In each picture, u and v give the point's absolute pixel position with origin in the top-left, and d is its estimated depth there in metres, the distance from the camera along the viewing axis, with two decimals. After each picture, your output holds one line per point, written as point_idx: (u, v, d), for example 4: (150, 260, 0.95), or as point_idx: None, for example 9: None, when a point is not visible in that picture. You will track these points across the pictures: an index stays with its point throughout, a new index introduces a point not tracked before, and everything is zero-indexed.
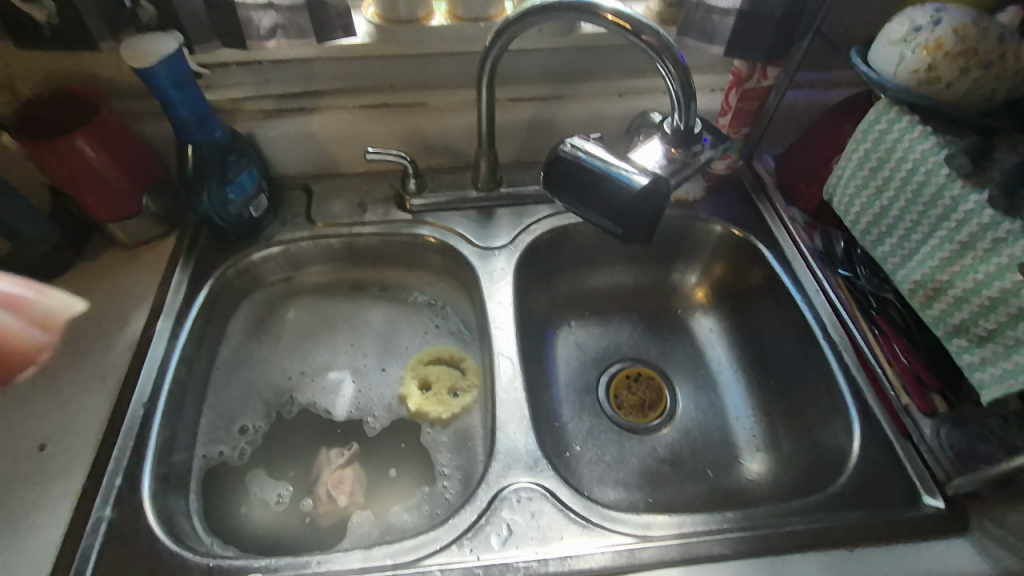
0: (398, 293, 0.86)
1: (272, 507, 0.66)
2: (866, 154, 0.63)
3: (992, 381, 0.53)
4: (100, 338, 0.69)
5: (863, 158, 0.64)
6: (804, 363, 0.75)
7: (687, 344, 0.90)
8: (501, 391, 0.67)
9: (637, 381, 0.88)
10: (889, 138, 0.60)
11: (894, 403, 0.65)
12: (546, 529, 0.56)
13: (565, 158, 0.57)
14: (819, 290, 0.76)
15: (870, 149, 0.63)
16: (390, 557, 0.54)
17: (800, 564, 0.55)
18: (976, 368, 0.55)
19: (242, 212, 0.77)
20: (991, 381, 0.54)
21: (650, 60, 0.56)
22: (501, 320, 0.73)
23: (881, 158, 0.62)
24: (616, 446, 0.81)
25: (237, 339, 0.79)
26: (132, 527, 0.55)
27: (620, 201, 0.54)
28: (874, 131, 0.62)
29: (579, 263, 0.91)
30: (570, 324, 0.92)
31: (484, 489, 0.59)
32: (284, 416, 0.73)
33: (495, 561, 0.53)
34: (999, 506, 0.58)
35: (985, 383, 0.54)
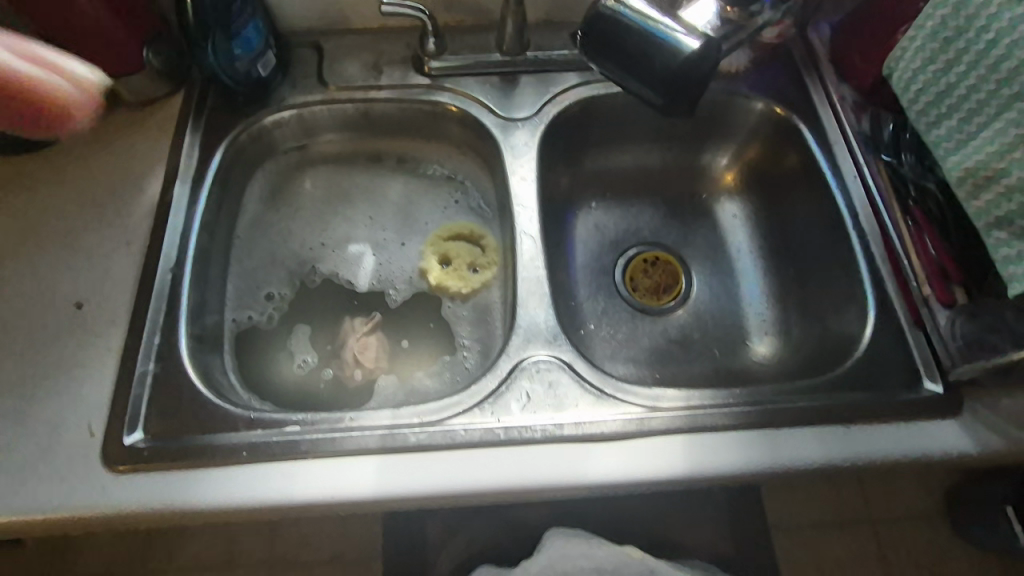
0: (416, 166, 0.83)
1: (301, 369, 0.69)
2: (943, 22, 0.56)
3: None
4: (120, 201, 0.69)
5: (938, 26, 0.57)
6: (829, 253, 0.74)
7: (710, 229, 0.89)
8: (523, 268, 0.67)
9: (656, 265, 0.88)
10: (974, 3, 0.53)
11: (913, 295, 0.65)
12: (562, 398, 0.59)
13: (603, 15, 0.51)
14: (858, 179, 0.72)
15: (948, 15, 0.56)
16: (417, 416, 0.58)
17: (798, 436, 0.59)
18: (1010, 262, 0.54)
19: (249, 70, 0.72)
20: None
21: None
22: (523, 197, 0.71)
23: (959, 27, 0.55)
24: (629, 325, 0.84)
25: (255, 208, 0.78)
26: (177, 379, 0.59)
27: (665, 67, 0.49)
28: None
29: (604, 140, 0.86)
30: (592, 205, 0.89)
31: (505, 359, 0.61)
32: (308, 285, 0.74)
33: (514, 423, 0.57)
34: (996, 393, 0.61)
35: (1017, 277, 0.53)
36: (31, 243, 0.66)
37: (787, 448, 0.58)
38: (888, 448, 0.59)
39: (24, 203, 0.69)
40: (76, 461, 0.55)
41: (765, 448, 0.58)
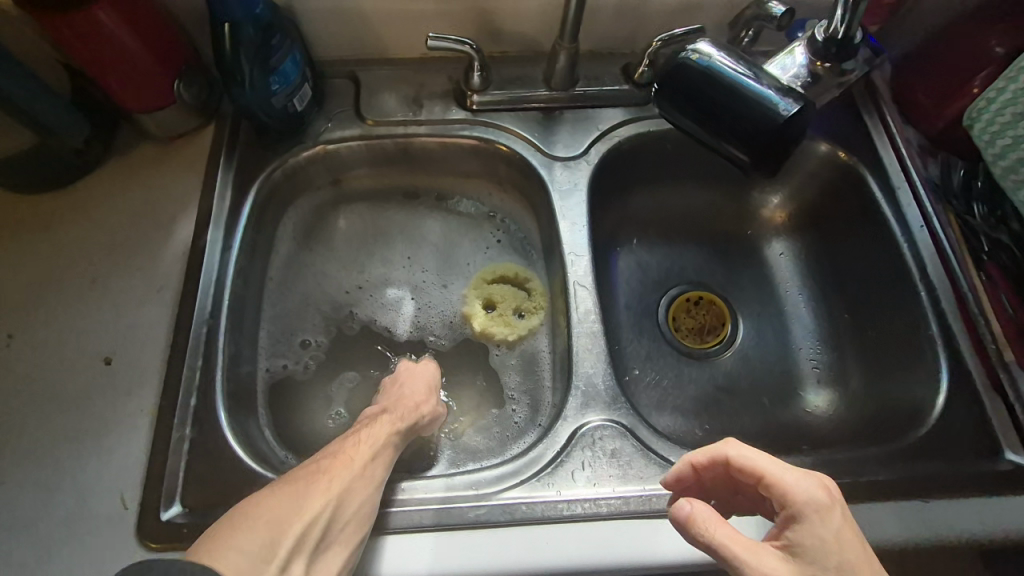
0: (456, 204, 0.79)
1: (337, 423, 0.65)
2: None
3: None
4: (150, 246, 0.65)
5: None
6: (892, 304, 0.71)
7: (757, 270, 0.85)
8: (577, 322, 0.63)
9: (701, 304, 0.85)
10: None
11: (991, 357, 0.62)
12: (626, 468, 0.56)
13: (690, 71, 0.48)
14: (924, 228, 0.69)
15: None
16: (473, 487, 0.54)
17: (874, 511, 0.55)
18: None
19: (286, 105, 0.68)
20: None
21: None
22: (574, 244, 0.68)
23: None
24: (674, 371, 0.80)
25: (288, 248, 0.74)
26: (215, 445, 0.56)
27: (756, 128, 0.46)
28: None
29: (650, 177, 0.83)
30: (634, 242, 0.86)
31: (563, 424, 0.58)
32: (346, 331, 0.71)
33: (577, 497, 0.54)
34: None
35: None
36: (54, 291, 0.63)
37: (864, 524, 0.55)
38: (970, 525, 0.55)
39: (47, 246, 0.65)
40: (108, 537, 0.51)
41: None
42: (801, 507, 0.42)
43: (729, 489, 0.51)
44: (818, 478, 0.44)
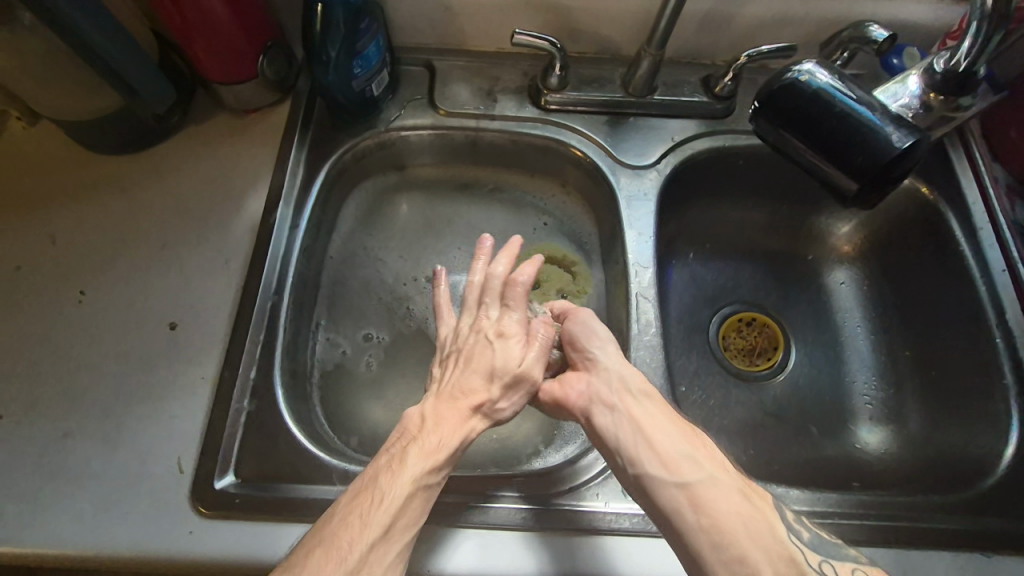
0: (516, 200, 0.78)
1: (382, 408, 0.66)
2: None
3: None
4: (220, 217, 0.66)
5: None
6: (960, 347, 0.68)
7: (815, 296, 0.83)
8: (637, 335, 0.63)
9: (753, 328, 0.83)
10: None
11: None
12: None
13: (799, 93, 0.46)
14: (1005, 271, 0.67)
15: None
16: (521, 490, 0.55)
17: (931, 560, 0.54)
18: None
19: (364, 89, 0.68)
20: None
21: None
22: (639, 255, 0.67)
23: None
24: (721, 391, 0.78)
25: (349, 230, 0.74)
26: (272, 422, 0.56)
27: (866, 158, 0.44)
28: None
29: (715, 192, 0.81)
30: (690, 256, 0.84)
31: None
32: (400, 322, 0.71)
33: (624, 510, 0.54)
34: None
35: None
36: (126, 252, 0.64)
37: (920, 572, 0.53)
38: None
39: (121, 208, 0.66)
40: (165, 501, 0.52)
41: (896, 570, 0.53)
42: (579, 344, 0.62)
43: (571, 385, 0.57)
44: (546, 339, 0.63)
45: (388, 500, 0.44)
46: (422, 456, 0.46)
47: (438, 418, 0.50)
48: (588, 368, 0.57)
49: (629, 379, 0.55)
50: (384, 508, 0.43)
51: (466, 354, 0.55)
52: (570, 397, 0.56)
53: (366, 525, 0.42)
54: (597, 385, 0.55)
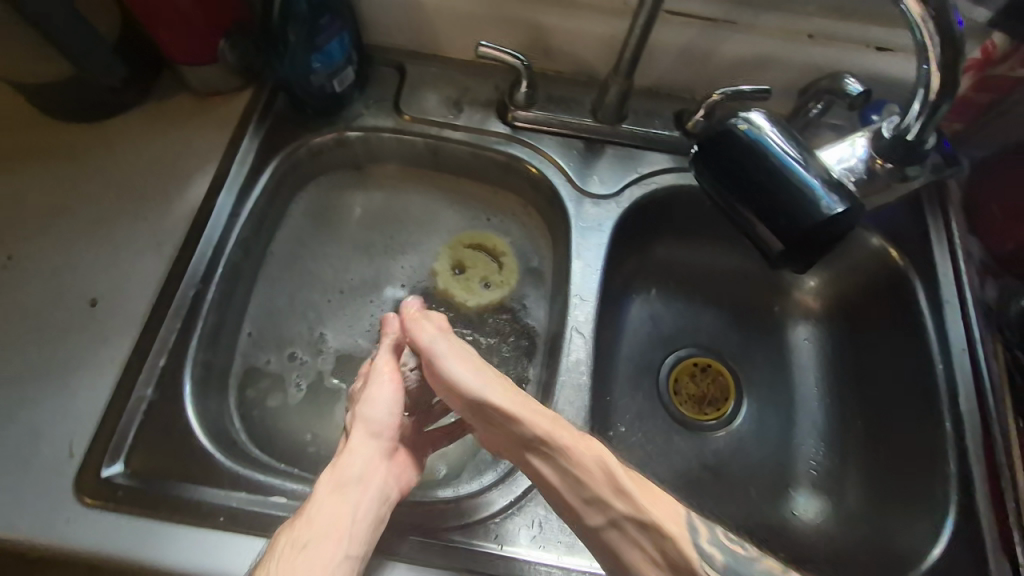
0: (473, 212, 0.76)
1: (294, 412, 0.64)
2: None
3: None
4: (161, 197, 0.65)
5: None
6: (911, 425, 0.65)
7: (775, 349, 0.79)
8: (564, 370, 0.60)
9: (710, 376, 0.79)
10: None
11: (1008, 518, 0.56)
12: (576, 537, 0.52)
13: (736, 143, 0.44)
14: (965, 351, 0.63)
15: None
16: (413, 519, 0.52)
17: None
18: None
19: (324, 85, 0.67)
20: None
21: (917, 50, 0.39)
22: (581, 288, 0.64)
23: None
24: (662, 437, 0.75)
25: (299, 225, 0.73)
26: (171, 413, 0.55)
27: (793, 221, 0.42)
28: None
29: (682, 229, 0.79)
30: (651, 294, 0.81)
31: (522, 474, 0.55)
32: (331, 326, 0.69)
33: (518, 556, 0.51)
34: None
35: None
36: (61, 222, 0.63)
37: None
38: None
39: (65, 177, 0.65)
40: (47, 482, 0.51)
41: None
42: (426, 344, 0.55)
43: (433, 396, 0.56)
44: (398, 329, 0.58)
45: (326, 490, 0.46)
46: (347, 460, 0.48)
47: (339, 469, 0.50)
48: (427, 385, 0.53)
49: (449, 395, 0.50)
50: (309, 513, 0.45)
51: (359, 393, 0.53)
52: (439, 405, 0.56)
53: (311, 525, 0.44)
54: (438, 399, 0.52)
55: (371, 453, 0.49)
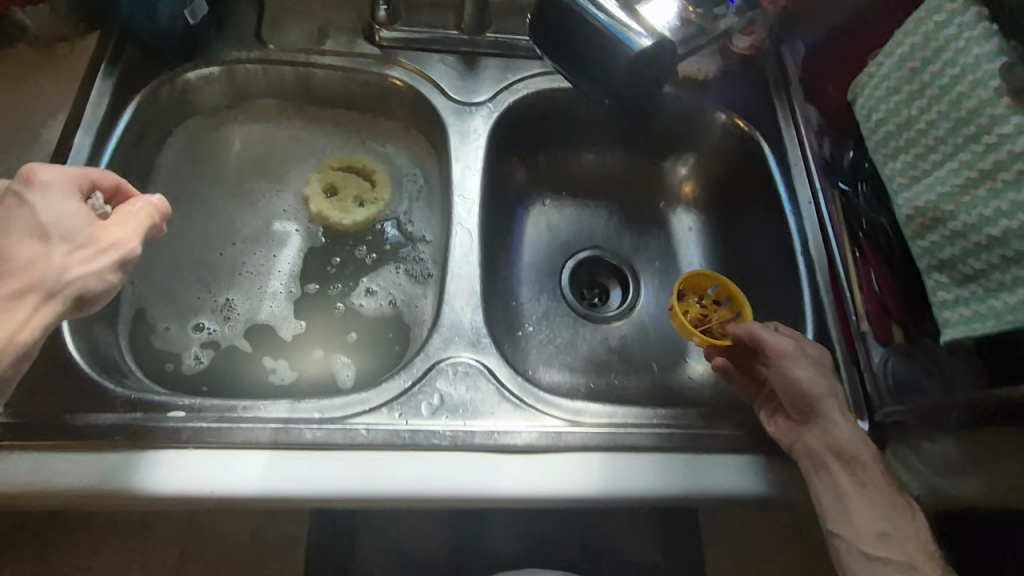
0: (357, 138, 0.77)
1: (189, 368, 0.64)
2: (904, 82, 0.54)
3: (959, 324, 0.48)
4: (10, 146, 0.62)
5: (903, 79, 0.54)
6: (774, 278, 0.72)
7: (662, 239, 0.85)
8: (453, 263, 0.63)
9: (714, 302, 0.67)
10: (929, 71, 0.51)
11: (851, 329, 0.62)
12: (477, 404, 0.55)
13: (571, 13, 0.56)
14: (811, 206, 0.70)
15: (909, 77, 0.53)
16: (318, 412, 0.53)
17: (721, 463, 0.56)
18: (946, 307, 0.49)
19: (175, 17, 0.65)
20: (958, 324, 0.48)
21: None
22: (464, 187, 0.67)
23: (920, 68, 0.52)
24: (569, 331, 0.80)
25: (175, 168, 0.71)
26: (49, 350, 0.53)
27: (622, 68, 0.55)
28: (880, 89, 0.56)
29: (564, 139, 0.83)
30: (543, 204, 0.85)
31: (421, 358, 0.57)
32: (234, 293, 0.68)
33: (423, 427, 0.53)
34: (917, 435, 0.59)
35: (949, 324, 0.48)
36: None
37: (711, 469, 0.55)
38: None
39: None
40: None
41: (685, 472, 0.55)
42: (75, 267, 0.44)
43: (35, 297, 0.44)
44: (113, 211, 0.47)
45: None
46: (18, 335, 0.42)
47: None
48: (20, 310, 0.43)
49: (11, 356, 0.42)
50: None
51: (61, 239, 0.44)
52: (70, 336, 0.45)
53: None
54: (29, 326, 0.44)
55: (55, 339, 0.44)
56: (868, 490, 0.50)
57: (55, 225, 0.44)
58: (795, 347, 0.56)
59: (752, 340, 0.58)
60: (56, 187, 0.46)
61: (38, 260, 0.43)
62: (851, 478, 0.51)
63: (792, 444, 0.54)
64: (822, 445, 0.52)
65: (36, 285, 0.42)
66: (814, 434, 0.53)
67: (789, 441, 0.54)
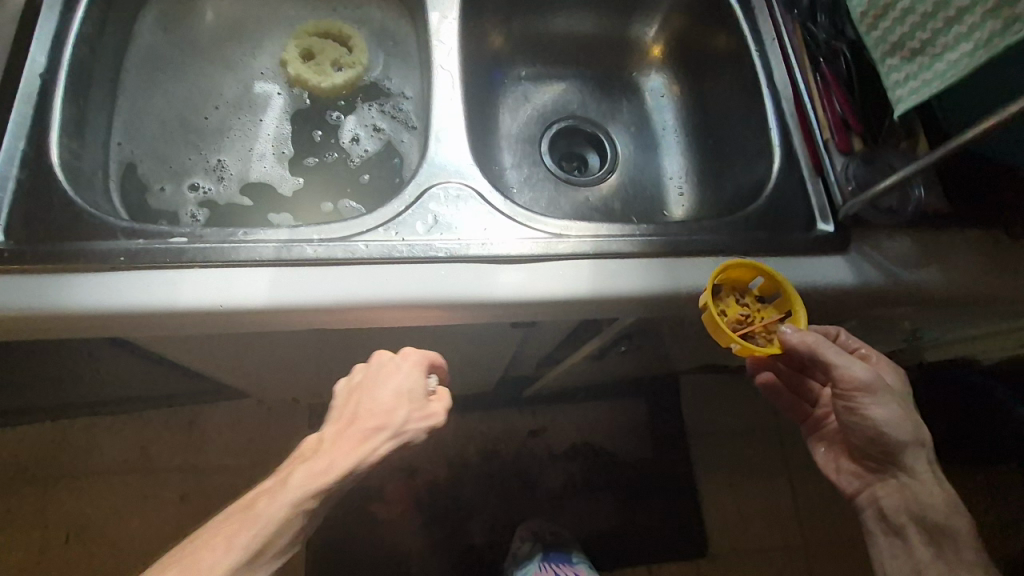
0: (330, 8, 0.77)
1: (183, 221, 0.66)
2: None
3: (911, 96, 0.51)
4: None
5: None
6: (742, 118, 0.75)
7: (636, 106, 0.89)
8: (437, 103, 0.65)
9: (754, 298, 0.59)
10: None
11: (816, 144, 0.66)
12: (470, 223, 0.58)
13: None
14: (776, 43, 0.73)
15: None
16: (318, 235, 0.55)
17: (699, 265, 0.59)
18: (899, 86, 0.52)
19: None
20: (911, 96, 0.51)
21: None
22: (443, 34, 0.68)
23: None
24: (552, 193, 0.83)
25: (151, 38, 0.72)
26: (45, 185, 0.54)
27: None
28: None
29: (536, 5, 0.85)
30: (520, 73, 0.88)
31: (412, 185, 0.59)
32: (223, 155, 0.70)
33: (419, 242, 0.56)
34: (881, 235, 0.63)
35: (902, 99, 0.52)
36: None
37: (688, 272, 0.59)
38: None
39: None
40: None
41: (665, 272, 0.58)
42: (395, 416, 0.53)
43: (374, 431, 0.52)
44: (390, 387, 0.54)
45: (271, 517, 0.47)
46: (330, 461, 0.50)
47: (334, 458, 0.50)
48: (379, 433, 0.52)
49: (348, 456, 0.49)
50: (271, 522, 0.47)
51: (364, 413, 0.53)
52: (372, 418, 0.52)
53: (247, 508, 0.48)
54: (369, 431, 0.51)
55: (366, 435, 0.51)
56: (938, 517, 0.59)
57: (404, 392, 0.54)
58: (872, 379, 0.56)
59: (827, 374, 0.57)
60: (407, 372, 0.56)
61: (384, 411, 0.52)
62: (924, 540, 0.60)
63: (851, 487, 0.65)
64: (890, 500, 0.61)
65: (383, 427, 0.51)
66: (885, 487, 0.62)
67: (839, 475, 0.67)
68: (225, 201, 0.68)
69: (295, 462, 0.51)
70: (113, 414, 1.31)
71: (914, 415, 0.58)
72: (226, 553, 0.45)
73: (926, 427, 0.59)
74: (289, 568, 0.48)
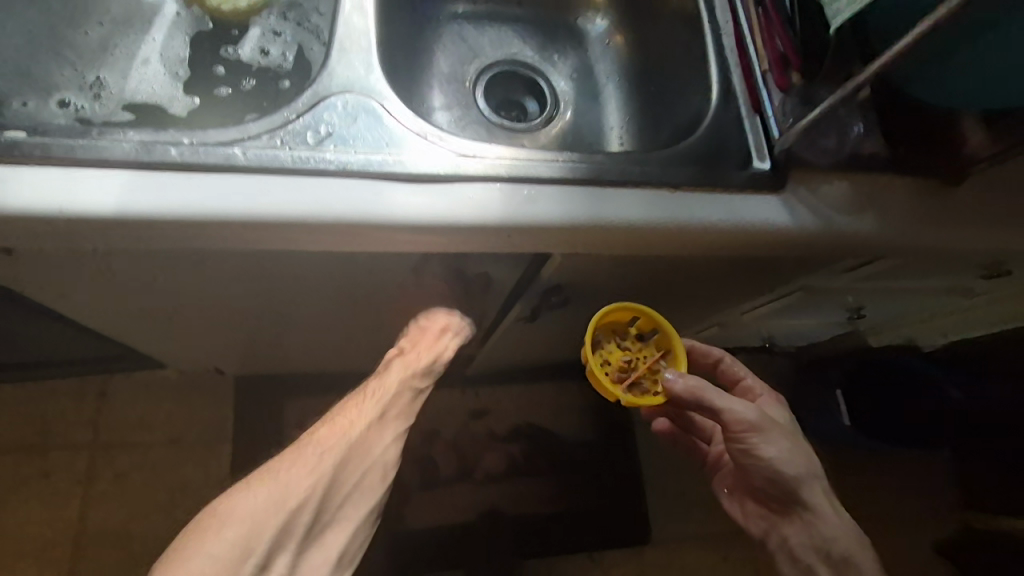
0: None
1: None
2: None
3: (846, 10, 0.48)
4: None
5: None
6: (683, 58, 0.71)
7: (579, 53, 0.84)
8: (346, 14, 0.59)
9: (635, 338, 0.62)
10: None
11: (754, 81, 0.63)
12: (370, 138, 0.52)
13: None
14: None
15: None
16: (189, 139, 0.48)
17: (623, 197, 0.54)
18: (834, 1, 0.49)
19: None
20: (846, 11, 0.48)
21: None
22: None
23: None
24: (482, 136, 0.77)
25: None
26: None
27: None
28: None
29: None
30: (458, 10, 0.83)
31: (306, 94, 0.53)
32: (101, 67, 0.61)
33: (308, 154, 0.49)
34: (817, 177, 0.59)
35: (837, 15, 0.49)
36: None
37: (611, 203, 0.54)
38: (706, 214, 0.56)
39: None
40: None
41: (586, 203, 0.53)
42: (388, 405, 0.61)
43: (360, 431, 0.59)
44: (433, 343, 0.66)
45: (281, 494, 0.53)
46: (335, 442, 0.57)
47: (322, 453, 0.56)
48: (375, 405, 0.61)
49: (346, 443, 0.57)
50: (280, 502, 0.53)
51: (372, 397, 0.61)
52: (373, 403, 0.61)
53: (246, 488, 0.54)
54: (359, 420, 0.59)
55: (365, 421, 0.59)
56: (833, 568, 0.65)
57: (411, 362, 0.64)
58: (756, 419, 0.60)
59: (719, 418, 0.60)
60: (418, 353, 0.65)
61: (382, 391, 0.61)
62: (830, 570, 0.65)
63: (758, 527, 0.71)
64: (797, 533, 0.67)
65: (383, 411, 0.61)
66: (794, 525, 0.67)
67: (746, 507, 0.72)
68: (98, 115, 0.59)
69: (308, 433, 0.59)
70: (8, 381, 1.18)
71: (804, 451, 0.63)
72: (310, 476, 0.55)
73: (818, 462, 0.64)
74: (338, 499, 0.57)
